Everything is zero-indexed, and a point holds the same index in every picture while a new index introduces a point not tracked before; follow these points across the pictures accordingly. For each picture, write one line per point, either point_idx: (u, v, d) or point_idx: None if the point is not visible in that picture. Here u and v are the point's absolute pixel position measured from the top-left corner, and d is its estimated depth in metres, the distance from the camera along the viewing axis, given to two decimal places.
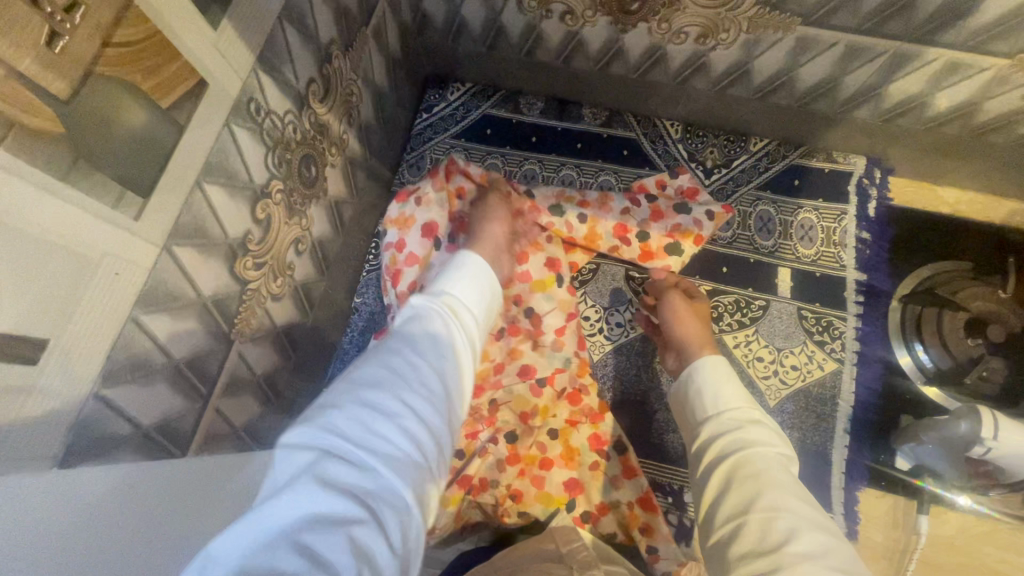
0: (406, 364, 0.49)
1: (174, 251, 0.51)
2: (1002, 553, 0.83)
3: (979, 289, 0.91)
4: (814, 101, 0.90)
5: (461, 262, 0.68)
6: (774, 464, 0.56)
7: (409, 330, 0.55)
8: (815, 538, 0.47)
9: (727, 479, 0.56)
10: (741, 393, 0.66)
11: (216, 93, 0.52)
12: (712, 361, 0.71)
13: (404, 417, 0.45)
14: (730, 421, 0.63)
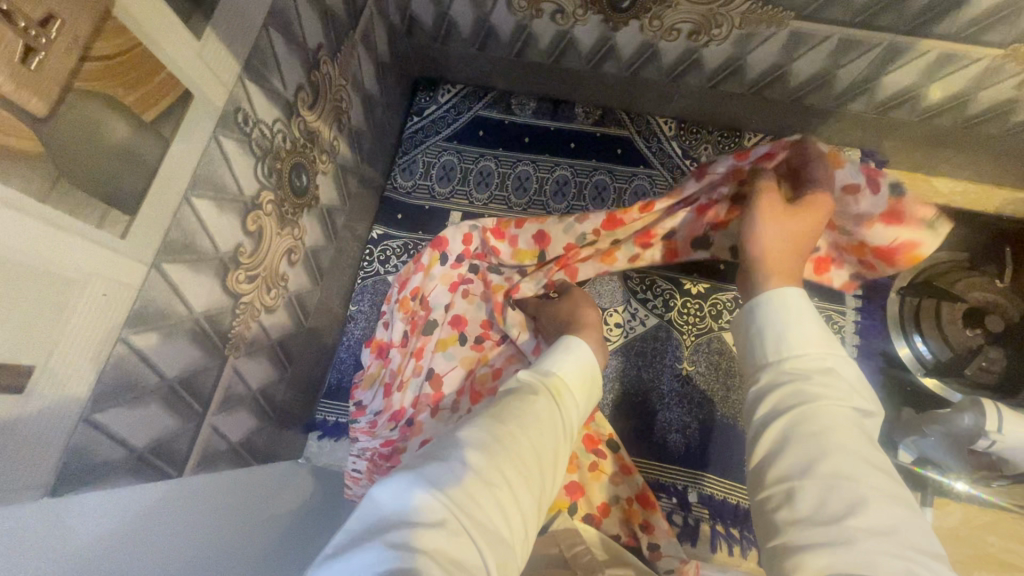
0: (509, 432, 0.51)
1: (163, 268, 0.50)
2: (1007, 543, 0.83)
3: (977, 279, 0.90)
4: (807, 95, 0.90)
5: (569, 343, 0.69)
6: (847, 422, 0.49)
7: (509, 401, 0.57)
8: (887, 514, 0.42)
9: (788, 433, 0.50)
10: (817, 333, 0.56)
11: (201, 104, 0.50)
12: (784, 292, 0.60)
13: (499, 483, 0.47)
14: (796, 370, 0.54)
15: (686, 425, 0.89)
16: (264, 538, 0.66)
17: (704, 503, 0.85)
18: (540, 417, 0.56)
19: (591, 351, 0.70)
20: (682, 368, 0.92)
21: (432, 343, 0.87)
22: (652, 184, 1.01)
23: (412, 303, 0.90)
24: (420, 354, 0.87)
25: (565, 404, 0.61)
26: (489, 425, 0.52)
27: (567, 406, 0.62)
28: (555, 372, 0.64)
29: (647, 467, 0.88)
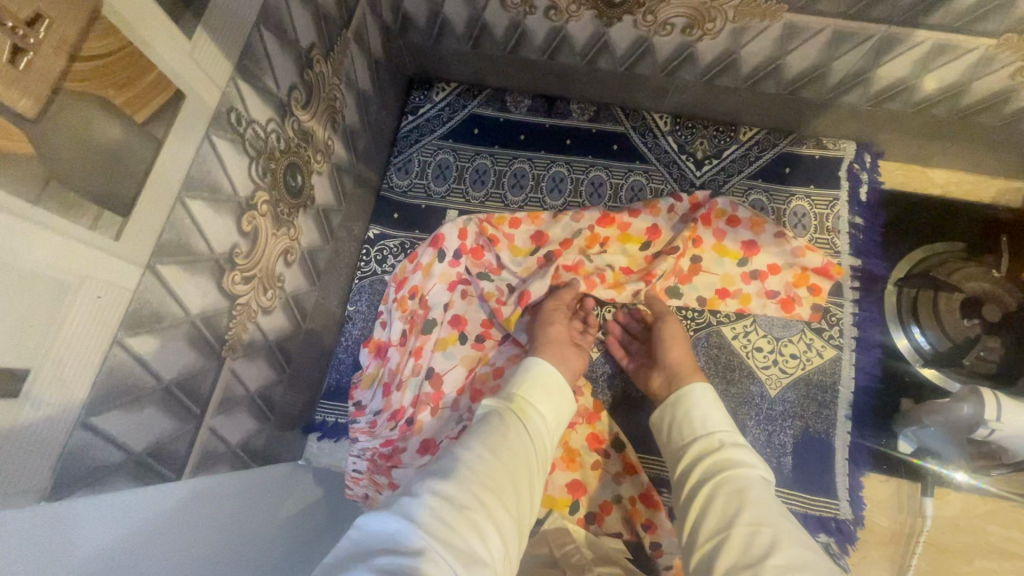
0: (481, 459, 0.55)
1: (158, 269, 0.49)
2: (1006, 532, 0.84)
3: (974, 269, 0.90)
4: (802, 87, 0.90)
5: (530, 363, 0.72)
6: (756, 482, 0.59)
7: (481, 429, 0.61)
8: (798, 552, 0.50)
9: (712, 496, 0.59)
10: (725, 418, 0.69)
11: (194, 105, 0.50)
12: (696, 388, 0.73)
13: (477, 504, 0.49)
14: (715, 444, 0.65)
15: None
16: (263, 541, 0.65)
17: None
18: (511, 440, 0.59)
19: (555, 368, 0.73)
20: None
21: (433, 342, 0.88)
22: (648, 179, 1.01)
23: (410, 301, 0.89)
24: (421, 354, 0.87)
25: (535, 424, 0.64)
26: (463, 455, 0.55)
27: (537, 426, 0.64)
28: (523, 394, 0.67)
29: (647, 462, 0.88)
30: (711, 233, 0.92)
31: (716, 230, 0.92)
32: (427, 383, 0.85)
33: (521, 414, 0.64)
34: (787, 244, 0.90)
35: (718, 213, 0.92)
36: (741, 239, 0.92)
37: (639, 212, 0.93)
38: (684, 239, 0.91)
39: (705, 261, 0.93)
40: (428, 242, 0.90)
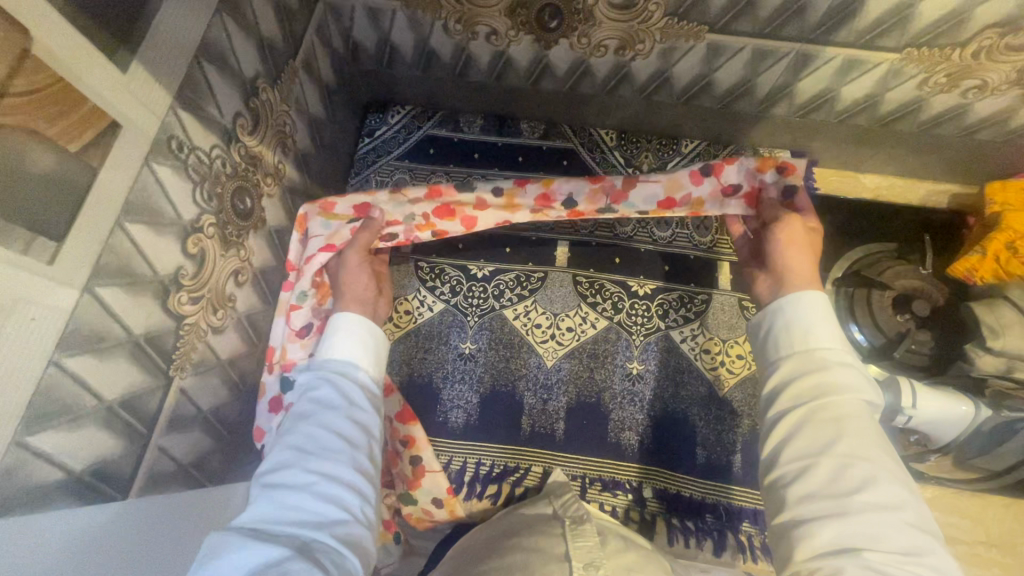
0: (312, 435, 0.59)
1: (97, 292, 0.51)
2: (948, 518, 0.87)
3: (900, 267, 0.96)
4: (734, 101, 0.95)
5: (334, 322, 0.72)
6: (863, 411, 0.55)
7: (299, 412, 0.63)
8: (893, 491, 0.49)
9: (806, 418, 0.56)
10: (836, 331, 0.61)
11: (132, 133, 0.53)
12: (806, 298, 0.63)
13: (313, 485, 0.55)
14: (824, 359, 0.59)
15: (638, 423, 0.92)
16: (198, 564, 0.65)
17: (658, 497, 0.88)
18: (331, 408, 0.63)
19: (362, 318, 0.73)
20: (633, 368, 0.95)
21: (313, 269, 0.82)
22: None
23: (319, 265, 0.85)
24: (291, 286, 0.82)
25: (355, 379, 0.68)
26: (289, 447, 0.59)
27: (359, 384, 0.68)
28: (335, 363, 0.69)
29: (601, 465, 0.90)
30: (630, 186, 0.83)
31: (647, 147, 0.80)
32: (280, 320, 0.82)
33: (334, 378, 0.66)
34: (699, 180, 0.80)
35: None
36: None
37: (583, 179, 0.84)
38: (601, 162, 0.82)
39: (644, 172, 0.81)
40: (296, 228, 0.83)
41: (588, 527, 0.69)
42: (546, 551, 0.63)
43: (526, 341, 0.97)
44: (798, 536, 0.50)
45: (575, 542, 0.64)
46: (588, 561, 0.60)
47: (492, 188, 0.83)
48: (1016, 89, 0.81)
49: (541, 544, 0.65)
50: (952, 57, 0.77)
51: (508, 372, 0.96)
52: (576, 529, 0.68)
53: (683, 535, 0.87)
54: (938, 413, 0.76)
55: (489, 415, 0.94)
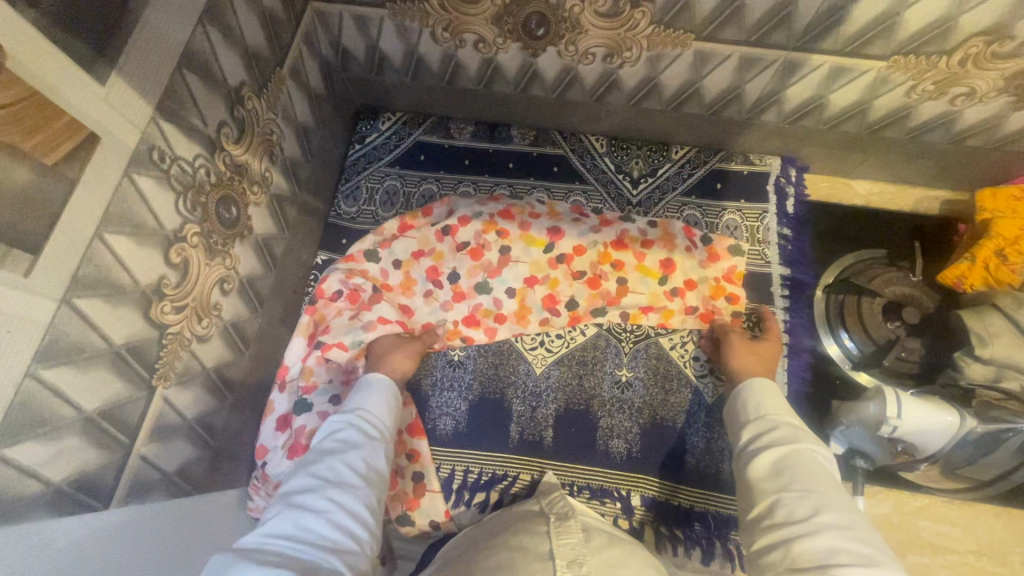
0: (332, 470, 0.63)
1: (75, 303, 0.52)
2: (937, 526, 0.86)
3: (893, 274, 0.96)
4: (722, 108, 0.95)
5: (368, 378, 0.80)
6: (815, 456, 0.63)
7: (324, 448, 0.67)
8: (844, 516, 0.55)
9: (767, 463, 0.63)
10: (783, 403, 0.72)
11: (112, 144, 0.53)
12: (756, 381, 0.76)
13: (327, 513, 0.57)
14: (773, 421, 0.69)
15: (626, 431, 0.92)
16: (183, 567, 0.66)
17: (646, 505, 0.88)
18: (356, 447, 0.68)
19: (387, 379, 0.81)
20: (622, 375, 0.95)
21: (345, 315, 0.94)
22: (587, 199, 1.06)
23: (361, 297, 0.96)
24: (322, 319, 0.94)
25: (377, 425, 0.73)
26: (311, 476, 0.62)
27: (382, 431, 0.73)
28: (361, 409, 0.74)
29: (589, 473, 0.90)
30: (629, 255, 1.00)
31: (633, 253, 1.00)
32: (303, 341, 0.92)
33: (359, 422, 0.72)
34: (693, 256, 0.99)
35: (630, 238, 1.01)
36: (659, 259, 0.99)
37: (584, 249, 1.00)
38: (593, 266, 1.00)
39: (631, 283, 0.99)
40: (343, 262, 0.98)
41: (573, 524, 0.69)
42: (529, 550, 0.63)
43: (515, 348, 0.97)
44: (768, 563, 0.55)
45: (559, 541, 0.64)
46: (572, 558, 0.60)
47: (506, 291, 0.99)
48: (1004, 97, 0.81)
49: (525, 543, 0.65)
50: (939, 65, 0.77)
51: (497, 380, 0.96)
52: (559, 527, 0.69)
53: (672, 543, 0.86)
54: (926, 423, 0.75)
55: (478, 422, 0.94)
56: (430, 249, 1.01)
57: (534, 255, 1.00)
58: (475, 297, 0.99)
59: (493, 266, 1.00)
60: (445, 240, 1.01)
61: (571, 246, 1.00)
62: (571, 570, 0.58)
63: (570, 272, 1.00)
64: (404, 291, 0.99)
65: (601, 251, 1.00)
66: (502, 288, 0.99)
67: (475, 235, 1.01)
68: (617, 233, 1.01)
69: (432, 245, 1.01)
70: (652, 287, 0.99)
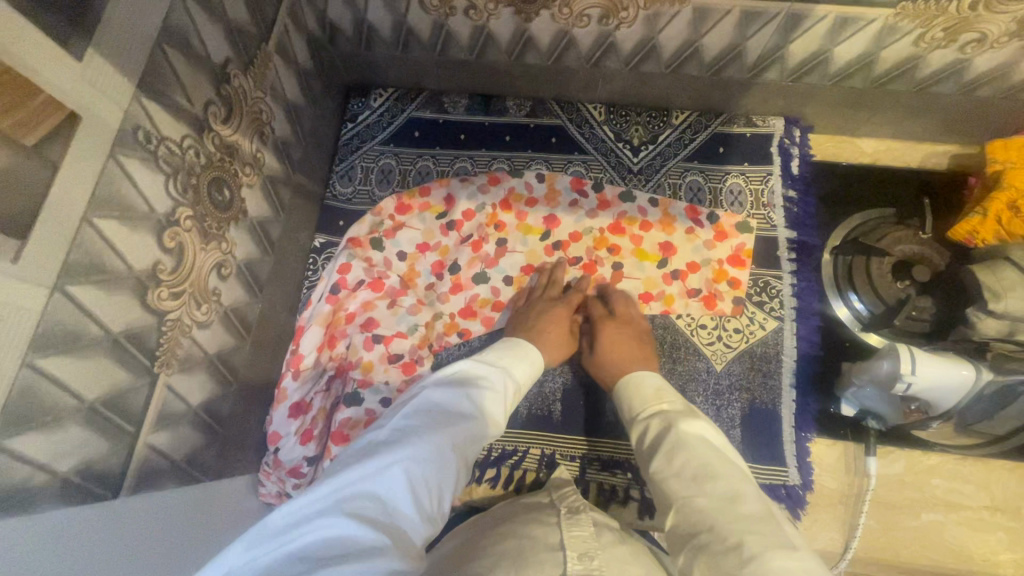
0: (436, 432, 0.61)
1: (69, 290, 0.50)
2: (950, 484, 0.86)
3: (903, 232, 0.94)
4: (723, 68, 0.92)
5: (500, 347, 0.81)
6: (691, 442, 0.63)
7: (453, 400, 0.67)
8: (743, 508, 0.54)
9: (661, 469, 0.63)
10: (653, 396, 0.74)
11: (95, 124, 0.51)
12: (630, 382, 0.78)
13: (413, 476, 0.55)
14: (654, 417, 0.70)
15: None
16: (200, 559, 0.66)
17: None
18: (463, 419, 0.65)
19: (512, 353, 0.80)
20: None
21: (382, 305, 0.94)
22: (587, 169, 1.04)
23: (384, 283, 0.95)
24: (344, 309, 0.93)
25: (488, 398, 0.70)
26: (414, 425, 0.61)
27: (492, 404, 0.70)
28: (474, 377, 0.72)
29: (599, 445, 0.90)
30: (627, 239, 0.99)
31: (630, 237, 0.99)
32: (318, 329, 0.92)
33: (473, 392, 0.69)
34: (698, 239, 0.98)
35: (629, 220, 1.00)
36: (658, 241, 0.99)
37: (579, 236, 1.00)
38: (590, 251, 0.99)
39: (627, 268, 0.98)
40: (345, 244, 0.97)
41: (584, 516, 0.69)
42: (540, 540, 0.63)
43: None
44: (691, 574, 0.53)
45: (570, 532, 0.64)
46: (583, 551, 0.60)
47: (503, 279, 0.98)
48: (1015, 42, 0.78)
49: (534, 532, 0.65)
50: (949, 10, 0.74)
51: None
52: (571, 519, 0.68)
53: None
54: (939, 378, 0.72)
55: None
56: (435, 243, 1.00)
57: (532, 243, 1.00)
58: (472, 287, 0.97)
59: (491, 257, 0.99)
60: (451, 234, 1.00)
61: (568, 232, 1.00)
62: (582, 562, 0.58)
63: (567, 258, 0.99)
64: (407, 282, 0.97)
65: (597, 237, 1.00)
66: (500, 277, 0.98)
67: (477, 228, 1.00)
68: (616, 215, 1.00)
69: (437, 239, 1.00)
70: (651, 271, 0.98)
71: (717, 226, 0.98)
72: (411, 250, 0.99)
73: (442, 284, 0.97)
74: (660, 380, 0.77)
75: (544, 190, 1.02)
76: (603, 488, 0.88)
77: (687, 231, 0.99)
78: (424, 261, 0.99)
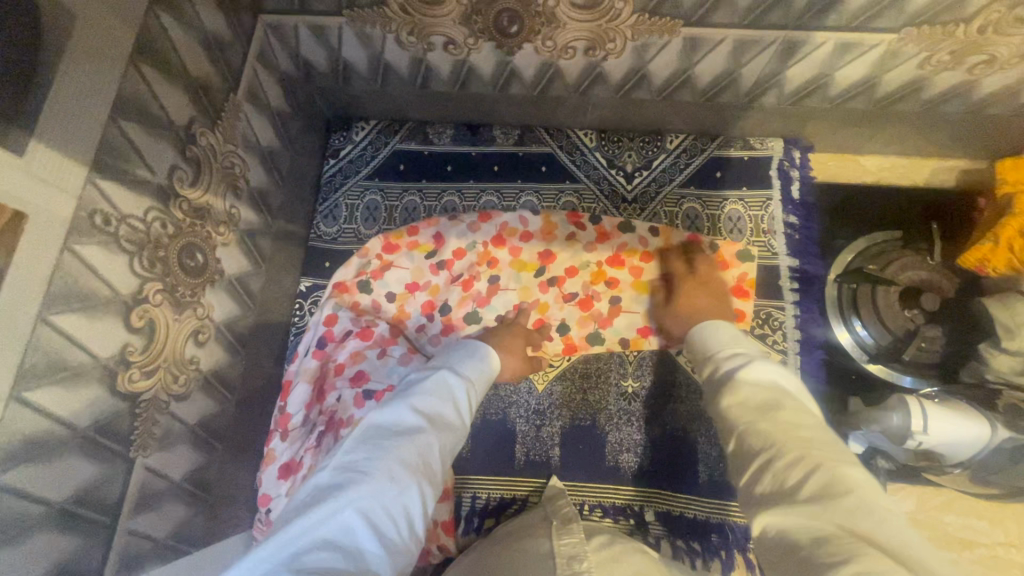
0: (391, 454, 0.57)
1: (27, 397, 0.48)
2: (963, 520, 0.83)
3: (910, 258, 0.90)
4: (717, 93, 0.88)
5: (458, 352, 0.78)
6: (779, 383, 0.55)
7: (406, 415, 0.64)
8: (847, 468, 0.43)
9: (739, 396, 0.55)
10: (743, 340, 0.67)
11: (45, 219, 0.48)
12: (710, 326, 0.72)
13: (372, 511, 0.51)
14: (733, 356, 0.63)
15: (636, 443, 0.88)
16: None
17: (661, 520, 0.85)
18: (420, 432, 0.62)
19: (470, 356, 0.77)
20: (628, 386, 0.91)
21: (372, 355, 0.87)
22: (579, 200, 1.00)
23: (374, 331, 0.90)
24: (332, 361, 0.87)
25: (446, 408, 0.67)
26: (368, 450, 0.57)
27: (451, 413, 0.67)
28: (431, 386, 0.69)
29: (600, 490, 0.87)
30: (626, 273, 0.95)
31: (630, 269, 0.95)
32: (305, 386, 0.86)
33: (429, 403, 0.66)
34: None
35: (628, 252, 0.96)
36: (661, 273, 0.94)
37: (574, 271, 0.96)
38: (586, 287, 0.96)
39: (625, 302, 0.94)
40: (333, 290, 0.94)
41: (577, 525, 0.67)
42: (532, 550, 0.62)
43: None
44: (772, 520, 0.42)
45: (560, 540, 0.62)
46: (572, 556, 0.58)
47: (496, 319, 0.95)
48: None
49: (528, 544, 0.64)
50: (956, 34, 0.70)
51: (497, 400, 0.92)
52: (563, 529, 0.67)
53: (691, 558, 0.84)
54: (952, 433, 0.71)
55: (482, 446, 0.90)
56: (424, 282, 0.96)
57: (525, 279, 0.96)
58: (464, 328, 0.94)
59: (482, 295, 0.96)
60: (441, 273, 0.97)
61: (563, 267, 0.96)
62: (570, 567, 0.56)
63: (562, 294, 0.96)
64: (398, 326, 0.93)
65: (594, 271, 0.96)
66: (492, 317, 0.95)
67: (468, 267, 0.96)
68: (614, 247, 0.96)
69: (426, 279, 0.96)
70: (652, 305, 0.93)
71: (722, 255, 0.93)
72: (401, 293, 0.96)
73: (433, 326, 0.94)
74: (735, 329, 0.70)
75: (539, 224, 0.98)
76: None
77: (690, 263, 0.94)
78: (414, 304, 0.95)
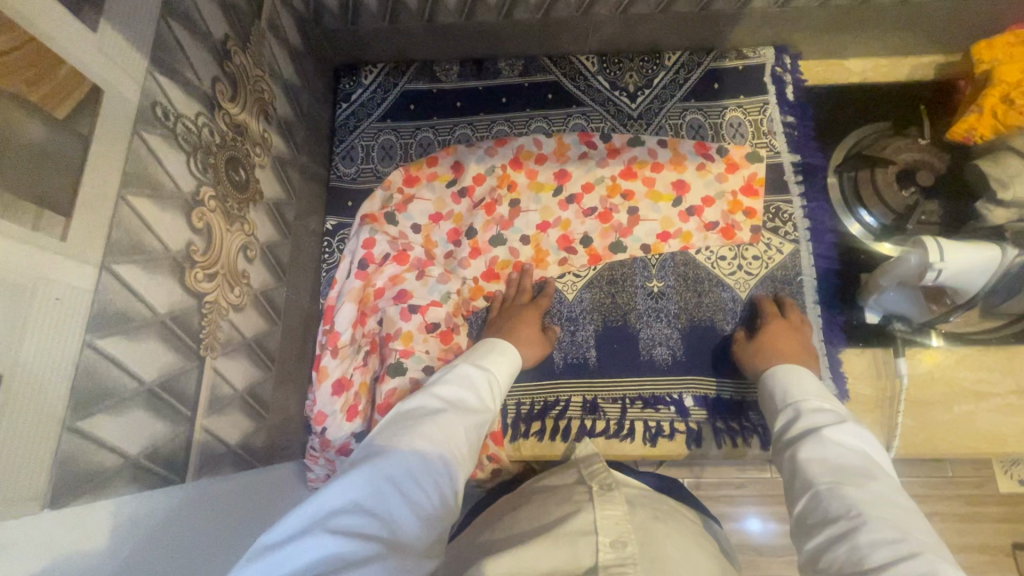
0: (417, 432, 0.60)
1: (115, 269, 0.49)
2: (977, 374, 0.89)
3: (905, 142, 0.95)
4: (711, 2, 0.93)
5: (476, 346, 0.80)
6: (849, 452, 0.61)
7: (431, 400, 0.66)
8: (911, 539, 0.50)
9: (814, 456, 0.62)
10: (818, 391, 0.72)
11: (115, 99, 0.50)
12: (786, 370, 0.77)
13: (400, 480, 0.54)
14: (814, 408, 0.69)
15: (669, 337, 0.93)
16: (236, 556, 0.61)
17: (699, 405, 0.90)
18: (444, 413, 0.64)
19: (488, 346, 0.80)
20: (653, 286, 0.95)
21: (410, 277, 0.94)
22: (589, 121, 1.04)
23: (409, 254, 0.95)
24: (372, 285, 0.93)
25: (470, 393, 0.69)
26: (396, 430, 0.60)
27: (475, 397, 0.69)
28: (451, 375, 0.72)
29: (641, 383, 0.91)
30: (640, 183, 1.00)
31: (643, 180, 1.00)
32: (350, 306, 0.91)
33: (452, 390, 0.69)
34: (710, 175, 0.99)
35: (640, 164, 1.01)
36: (671, 181, 1.00)
37: (589, 188, 1.00)
38: (604, 200, 1.00)
39: (643, 211, 0.99)
40: (362, 220, 0.97)
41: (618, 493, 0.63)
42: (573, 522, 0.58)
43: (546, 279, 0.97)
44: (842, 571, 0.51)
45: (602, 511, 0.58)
46: (617, 536, 0.55)
47: (520, 239, 0.98)
48: None
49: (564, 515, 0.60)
50: None
51: None
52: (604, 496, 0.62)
53: (731, 436, 0.89)
54: (966, 264, 0.76)
55: None
56: (448, 211, 0.99)
57: (545, 200, 1.00)
58: (491, 250, 0.98)
59: (506, 218, 0.99)
60: (463, 201, 1.00)
61: (580, 184, 1.00)
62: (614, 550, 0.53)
63: (583, 210, 0.99)
64: (429, 251, 0.97)
65: (609, 184, 1.00)
66: (517, 237, 0.98)
67: (489, 191, 1.00)
68: (625, 161, 1.01)
69: (450, 207, 1.00)
70: (666, 211, 0.99)
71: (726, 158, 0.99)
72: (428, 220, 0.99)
73: (462, 250, 0.98)
74: (820, 383, 0.74)
75: (553, 146, 1.02)
76: (648, 425, 0.89)
77: (697, 168, 1.00)
78: (440, 232, 0.99)
